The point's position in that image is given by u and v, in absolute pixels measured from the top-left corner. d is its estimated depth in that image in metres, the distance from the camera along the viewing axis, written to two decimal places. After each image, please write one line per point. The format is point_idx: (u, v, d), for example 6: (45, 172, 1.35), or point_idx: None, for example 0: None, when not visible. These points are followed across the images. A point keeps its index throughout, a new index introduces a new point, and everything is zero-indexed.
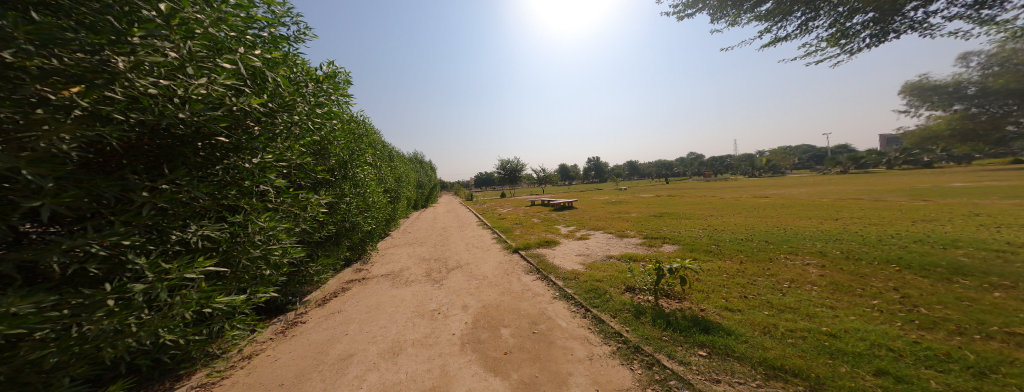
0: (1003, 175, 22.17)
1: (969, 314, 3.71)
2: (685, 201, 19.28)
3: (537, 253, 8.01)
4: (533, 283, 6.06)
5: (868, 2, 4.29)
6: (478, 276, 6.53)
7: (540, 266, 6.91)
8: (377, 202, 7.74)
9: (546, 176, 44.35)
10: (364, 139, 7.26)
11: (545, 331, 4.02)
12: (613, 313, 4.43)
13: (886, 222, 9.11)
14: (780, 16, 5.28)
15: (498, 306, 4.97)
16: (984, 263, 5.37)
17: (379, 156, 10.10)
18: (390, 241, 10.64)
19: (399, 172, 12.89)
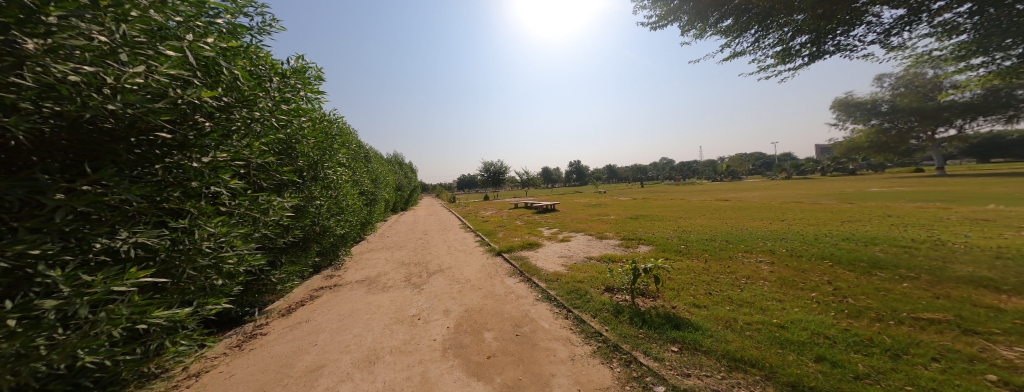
0: (916, 181, 25.67)
1: (941, 292, 3.57)
2: (660, 203, 19.93)
3: (521, 255, 7.44)
4: (515, 284, 5.48)
5: (805, 26, 5.09)
6: (461, 279, 5.90)
7: (523, 267, 6.28)
8: (352, 204, 6.96)
9: (528, 179, 44.44)
10: (337, 140, 6.47)
11: (529, 333, 3.50)
12: (592, 312, 3.90)
13: (818, 220, 9.03)
14: (738, 32, 5.86)
15: (481, 309, 4.37)
16: (891, 252, 5.18)
17: (354, 157, 9.23)
18: (366, 246, 9.75)
19: (376, 173, 11.94)
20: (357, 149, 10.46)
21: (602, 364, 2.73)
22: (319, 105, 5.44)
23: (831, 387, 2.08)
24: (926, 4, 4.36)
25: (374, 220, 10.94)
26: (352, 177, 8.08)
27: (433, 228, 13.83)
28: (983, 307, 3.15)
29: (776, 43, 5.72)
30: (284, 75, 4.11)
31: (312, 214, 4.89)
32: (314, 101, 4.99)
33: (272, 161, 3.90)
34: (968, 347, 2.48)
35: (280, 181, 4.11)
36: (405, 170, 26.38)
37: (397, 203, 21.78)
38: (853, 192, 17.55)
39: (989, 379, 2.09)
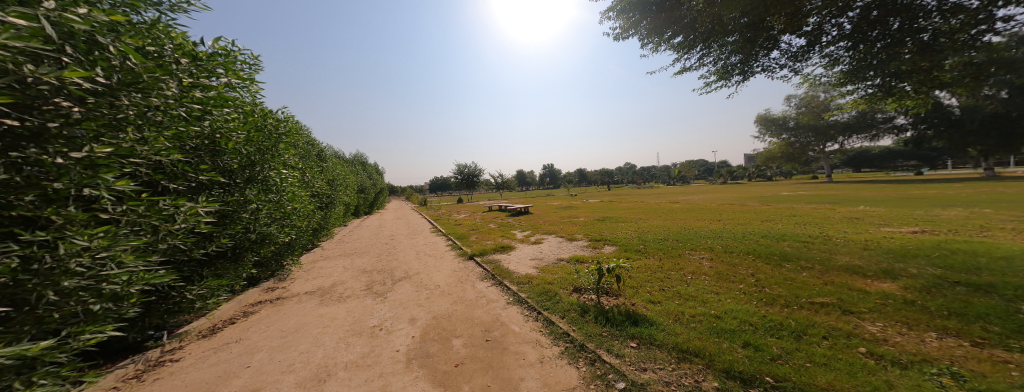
0: (818, 185, 30.87)
1: (838, 278, 4.26)
2: (622, 205, 21.27)
3: (492, 258, 7.29)
4: (485, 288, 5.33)
5: (737, 48, 5.83)
6: (429, 285, 5.59)
7: (495, 271, 6.15)
8: (301, 208, 6.23)
9: (502, 181, 44.50)
10: (283, 136, 5.73)
11: (499, 337, 3.40)
12: (560, 313, 3.94)
13: (748, 220, 10.37)
14: (687, 49, 6.48)
15: (450, 316, 4.17)
16: (801, 245, 6.10)
17: (305, 156, 8.33)
18: (321, 252, 8.84)
19: (333, 174, 10.92)
20: (310, 147, 9.52)
21: (569, 364, 2.73)
22: (253, 95, 4.68)
23: (755, 370, 2.31)
24: (819, 37, 5.24)
25: (330, 225, 10.00)
26: (303, 178, 7.27)
27: (398, 233, 13.12)
28: (859, 288, 3.86)
29: (715, 60, 6.45)
30: (195, 57, 3.34)
31: (247, 221, 4.22)
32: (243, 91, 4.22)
33: (183, 158, 3.15)
34: (847, 325, 2.96)
35: (198, 181, 3.36)
36: (368, 171, 24.68)
37: (359, 206, 20.26)
38: (775, 195, 20.55)
39: (862, 350, 2.50)
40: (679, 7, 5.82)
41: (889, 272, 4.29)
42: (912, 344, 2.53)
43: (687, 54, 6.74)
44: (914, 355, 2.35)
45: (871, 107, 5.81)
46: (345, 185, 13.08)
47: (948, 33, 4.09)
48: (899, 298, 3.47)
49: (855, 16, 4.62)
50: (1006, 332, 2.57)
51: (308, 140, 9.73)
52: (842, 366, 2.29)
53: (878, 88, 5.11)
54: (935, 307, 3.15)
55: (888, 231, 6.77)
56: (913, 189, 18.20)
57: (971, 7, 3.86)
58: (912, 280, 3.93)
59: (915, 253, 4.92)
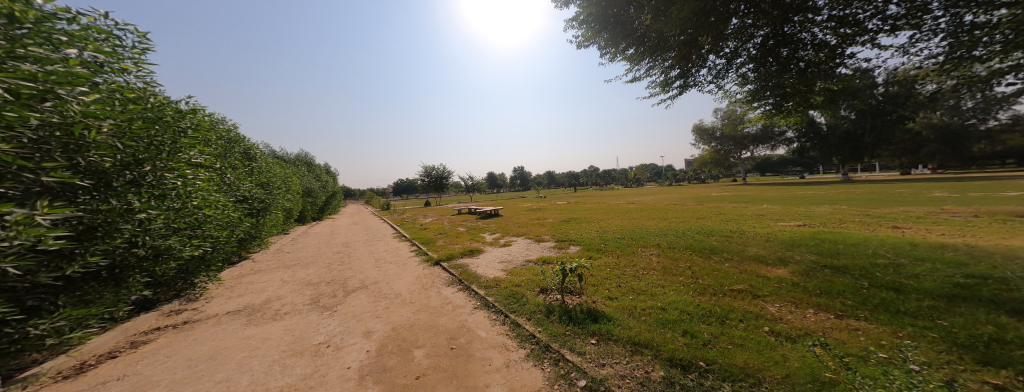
0: (742, 187, 36.21)
1: (753, 267, 4.97)
2: (586, 206, 22.39)
3: (459, 263, 7.01)
4: (452, 294, 5.04)
5: (676, 64, 6.53)
6: (389, 295, 5.04)
7: (462, 275, 5.89)
8: (220, 215, 5.28)
9: (472, 184, 43.77)
10: (184, 130, 4.73)
11: (464, 344, 3.19)
12: (527, 315, 3.91)
13: (688, 218, 11.69)
14: (637, 61, 7.06)
15: (412, 325, 3.75)
16: (725, 239, 7.03)
17: (224, 155, 7.10)
18: (254, 266, 7.66)
19: (268, 176, 9.56)
20: (234, 145, 8.17)
21: (534, 366, 2.69)
22: (137, 78, 3.63)
23: (691, 356, 2.54)
24: (734, 59, 6.12)
25: (263, 234, 8.73)
26: (221, 180, 6.19)
27: (353, 239, 12.06)
28: (765, 274, 4.55)
29: (660, 73, 7.13)
30: (15, 16, 2.25)
31: (132, 233, 3.34)
32: (111, 71, 3.12)
33: (16, 153, 2.14)
34: (756, 308, 3.44)
35: (45, 184, 2.41)
36: (317, 172, 22.22)
37: (306, 211, 18.15)
38: (709, 195, 23.58)
39: (767, 329, 2.92)
40: (632, 20, 6.33)
41: (782, 259, 5.16)
42: (799, 320, 3.04)
43: (637, 66, 7.35)
44: (801, 329, 2.83)
45: (770, 122, 7.00)
46: (285, 188, 11.57)
47: (816, 63, 5.15)
48: (790, 281, 4.17)
49: (756, 43, 5.51)
50: (860, 305, 3.23)
51: (231, 137, 8.33)
52: (753, 345, 2.65)
53: (778, 106, 6.09)
54: (810, 287, 3.85)
55: (782, 225, 8.20)
56: (805, 190, 22.56)
57: (830, 43, 4.90)
58: (797, 265, 4.77)
59: (801, 242, 6.03)
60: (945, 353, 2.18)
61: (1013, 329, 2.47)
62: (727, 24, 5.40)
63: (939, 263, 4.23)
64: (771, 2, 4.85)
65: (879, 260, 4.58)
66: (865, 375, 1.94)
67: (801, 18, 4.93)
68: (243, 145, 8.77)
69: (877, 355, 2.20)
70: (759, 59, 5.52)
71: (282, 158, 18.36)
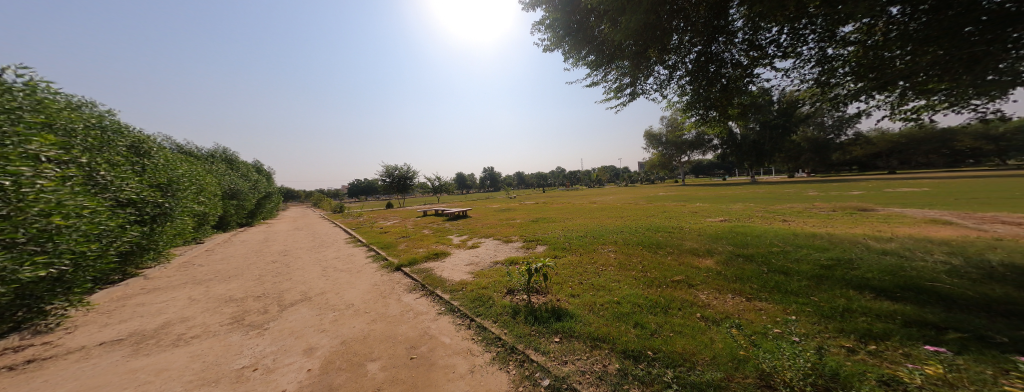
0: (685, 187, 40.86)
1: (693, 258, 5.57)
2: (551, 206, 23.19)
3: (423, 267, 6.66)
4: (413, 300, 4.78)
5: (628, 73, 7.08)
6: (339, 306, 4.61)
7: (425, 280, 5.63)
8: (87, 224, 4.14)
9: (439, 185, 42.58)
10: (13, 112, 3.54)
11: (426, 353, 3.03)
12: (493, 317, 3.87)
13: (639, 216, 12.74)
14: (596, 67, 7.46)
15: (366, 337, 3.46)
16: (669, 235, 7.80)
17: (98, 149, 5.66)
18: (150, 283, 6.29)
19: (171, 176, 7.97)
20: (113, 137, 6.56)
21: (499, 369, 2.67)
22: None
23: (641, 346, 2.74)
24: (674, 72, 6.81)
25: (159, 245, 7.24)
26: (82, 180, 4.90)
27: (292, 247, 10.75)
28: (702, 265, 5.12)
29: (614, 80, 7.63)
30: None
31: None
32: None
33: None
34: (693, 297, 3.85)
35: None
36: (243, 170, 19.17)
37: (228, 216, 15.54)
38: (655, 195, 25.84)
39: (699, 315, 3.29)
40: (592, 28, 6.70)
41: (711, 250, 5.88)
42: (722, 305, 3.48)
43: (595, 72, 7.79)
44: (724, 313, 3.24)
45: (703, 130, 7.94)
46: (195, 189, 9.70)
47: (735, 79, 6.00)
48: (719, 270, 4.75)
49: (691, 59, 6.21)
50: (763, 288, 3.81)
51: (108, 126, 6.67)
52: (688, 331, 2.95)
53: (707, 115, 6.95)
54: (729, 275, 4.44)
55: (711, 221, 9.39)
56: (727, 189, 26.47)
57: (744, 63, 5.72)
58: (720, 255, 5.49)
59: (725, 234, 6.96)
60: (819, 324, 2.69)
61: (857, 300, 3.17)
62: (670, 40, 6.00)
63: (818, 249, 5.23)
64: (702, 21, 5.54)
65: (775, 248, 5.48)
66: (767, 350, 2.28)
67: (724, 38, 5.74)
68: (128, 137, 7.09)
69: (774, 331, 2.62)
70: (693, 73, 6.22)
71: (191, 154, 15.38)
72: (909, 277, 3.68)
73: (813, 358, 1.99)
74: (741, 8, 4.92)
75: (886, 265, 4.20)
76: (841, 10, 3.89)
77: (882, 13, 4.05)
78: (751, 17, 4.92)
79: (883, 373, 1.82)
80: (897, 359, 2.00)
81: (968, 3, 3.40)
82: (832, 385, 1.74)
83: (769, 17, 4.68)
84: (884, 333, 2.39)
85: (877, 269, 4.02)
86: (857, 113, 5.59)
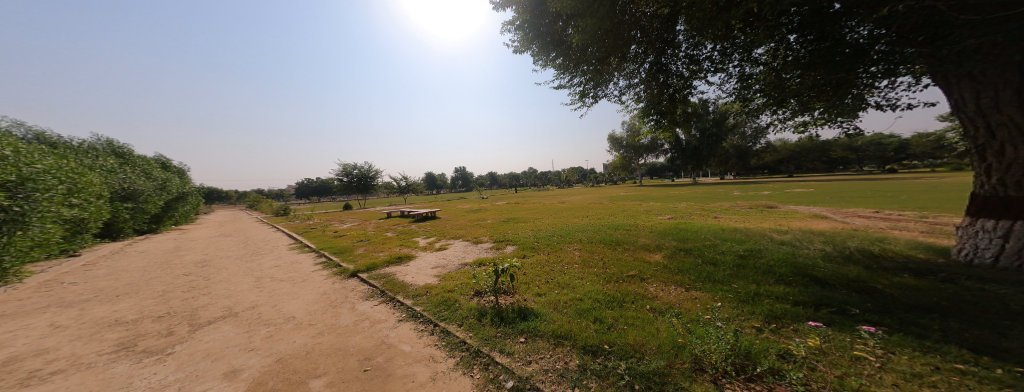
0: (642, 187, 44.27)
1: (646, 254, 6.01)
2: (521, 207, 23.53)
3: (384, 272, 6.29)
4: (370, 308, 4.51)
5: (592, 78, 7.44)
6: (283, 320, 4.15)
7: (386, 286, 5.33)
8: None
9: (404, 185, 40.90)
10: None
11: (382, 363, 2.86)
12: (458, 321, 3.77)
13: (601, 215, 13.48)
14: (563, 70, 7.70)
15: (314, 352, 3.17)
16: (626, 232, 8.34)
17: None
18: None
19: (21, 172, 6.24)
20: None
21: (463, 373, 2.61)
22: None
23: (599, 340, 2.89)
24: (632, 79, 7.31)
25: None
26: None
27: (213, 257, 9.31)
28: (655, 259, 5.53)
29: (580, 84, 7.95)
30: None
31: None
32: None
33: None
34: (645, 290, 4.14)
35: None
36: (144, 167, 16.06)
37: (117, 221, 12.89)
38: (617, 195, 27.63)
39: (649, 307, 3.56)
40: (560, 32, 6.92)
41: (662, 245, 6.39)
42: (669, 296, 3.81)
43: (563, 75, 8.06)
44: (670, 303, 3.56)
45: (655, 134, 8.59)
46: (62, 189, 7.76)
47: (680, 90, 6.64)
48: (668, 263, 5.18)
49: (645, 68, 6.73)
50: (698, 278, 4.27)
51: None
52: (638, 323, 3.19)
53: (657, 121, 7.60)
54: (674, 268, 4.87)
55: (662, 218, 10.24)
56: (676, 190, 29.33)
57: (687, 76, 6.34)
58: (667, 250, 6.00)
59: (673, 231, 7.63)
60: (738, 308, 3.11)
61: (771, 285, 3.69)
62: (627, 49, 6.40)
63: (744, 241, 5.97)
64: (655, 34, 6.01)
65: (711, 242, 6.13)
66: (699, 336, 2.54)
67: (671, 51, 6.29)
68: None
69: (705, 317, 2.95)
70: (647, 82, 6.75)
71: (58, 145, 12.31)
72: (813, 263, 4.38)
73: (735, 338, 2.31)
74: (683, 26, 5.43)
75: (796, 254, 4.94)
76: (752, 35, 4.55)
77: (783, 42, 4.80)
78: (692, 34, 5.46)
79: (780, 348, 2.24)
80: (790, 335, 2.46)
81: (838, 38, 4.17)
82: (746, 363, 2.07)
83: (701, 35, 5.25)
84: (791, 315, 2.83)
85: (793, 257, 4.70)
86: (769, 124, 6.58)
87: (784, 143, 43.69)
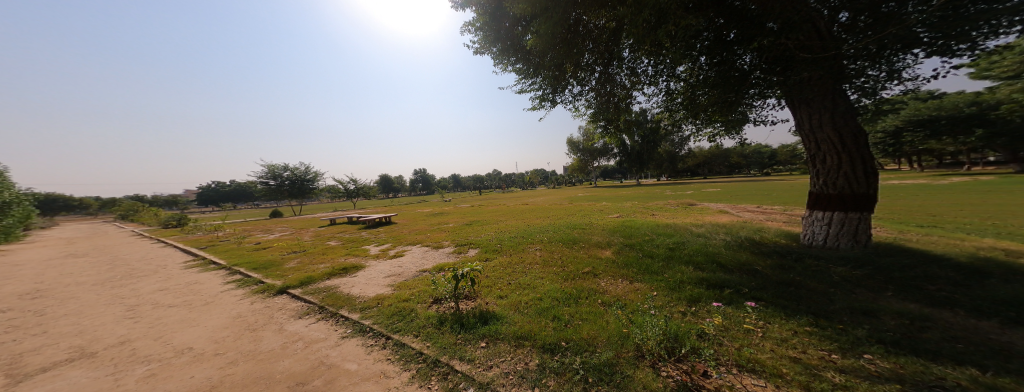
0: (594, 189, 47.30)
1: (597, 251, 6.40)
2: (486, 209, 23.32)
3: (323, 286, 5.66)
4: (303, 327, 3.98)
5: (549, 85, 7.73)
6: (188, 352, 3.44)
7: (326, 301, 4.80)
8: None
9: (352, 189, 37.71)
10: None
11: (322, 387, 2.56)
12: (414, 332, 3.57)
13: (559, 216, 14.03)
14: (523, 75, 7.84)
15: (228, 385, 2.68)
16: (581, 231, 8.79)
17: None
18: None
19: None
20: None
21: (419, 387, 2.46)
22: None
23: (557, 338, 2.99)
24: (585, 87, 7.79)
25: None
26: None
27: (55, 286, 7.12)
28: (606, 256, 5.91)
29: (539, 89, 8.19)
30: None
31: None
32: None
33: None
34: (597, 286, 4.38)
35: None
36: None
37: None
38: (576, 196, 29.04)
39: (601, 301, 3.79)
40: (519, 37, 7.08)
41: (612, 242, 6.87)
42: (617, 289, 4.13)
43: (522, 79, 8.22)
44: (618, 296, 3.85)
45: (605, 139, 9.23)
46: None
47: (623, 99, 7.27)
48: (617, 259, 5.58)
49: (596, 77, 7.22)
50: (640, 271, 4.69)
51: None
52: (590, 317, 3.39)
53: (606, 127, 8.20)
54: (621, 262, 5.28)
55: (612, 217, 11.06)
56: (624, 191, 32.07)
57: (629, 87, 7.01)
58: (615, 247, 6.46)
59: (621, 228, 8.28)
60: (668, 296, 3.50)
61: (699, 273, 4.21)
62: (582, 57, 6.78)
63: (678, 235, 6.72)
64: (604, 46, 6.52)
65: (649, 238, 6.76)
66: (639, 325, 2.80)
67: (617, 63, 6.86)
68: None
69: (642, 306, 3.27)
70: (598, 90, 7.27)
71: None
72: (729, 252, 5.11)
73: (667, 323, 2.61)
74: (627, 41, 5.96)
75: (717, 244, 5.72)
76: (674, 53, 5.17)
77: (696, 64, 5.56)
78: (633, 49, 6.03)
79: (698, 328, 2.61)
80: (704, 316, 2.89)
81: (728, 66, 5.00)
82: (675, 345, 2.33)
83: (639, 50, 5.81)
84: (712, 298, 3.30)
85: (718, 247, 5.44)
86: (692, 133, 7.58)
87: (708, 150, 50.95)
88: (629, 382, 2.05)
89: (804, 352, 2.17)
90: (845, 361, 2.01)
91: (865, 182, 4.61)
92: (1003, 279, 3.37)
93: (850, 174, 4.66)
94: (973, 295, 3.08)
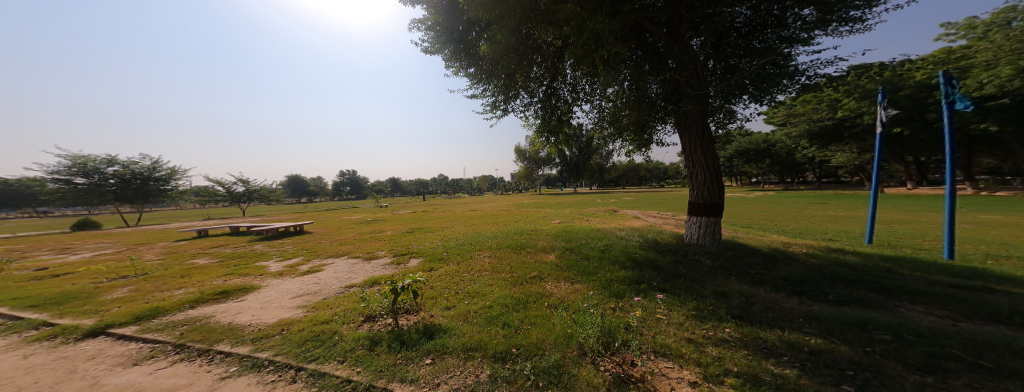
0: (532, 196, 49.15)
1: (536, 257, 6.62)
2: (434, 215, 22.13)
3: (180, 319, 4.33)
4: (143, 376, 2.88)
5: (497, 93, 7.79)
6: None
7: (198, 335, 3.75)
8: None
9: (249, 193, 31.40)
10: None
11: None
12: (340, 357, 3.11)
13: (501, 222, 14.21)
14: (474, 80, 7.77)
15: None
16: (529, 236, 8.99)
17: None
18: None
19: None
20: None
21: None
22: None
23: (506, 346, 2.95)
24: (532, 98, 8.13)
25: None
26: None
27: None
28: (550, 261, 6.13)
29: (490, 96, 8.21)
30: None
31: None
32: None
33: None
34: (541, 289, 4.53)
35: None
36: None
37: None
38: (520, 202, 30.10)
39: (547, 305, 3.91)
40: (472, 42, 7.05)
41: (555, 248, 7.18)
42: (558, 292, 4.33)
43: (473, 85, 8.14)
44: (562, 298, 4.03)
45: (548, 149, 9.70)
46: None
47: (563, 112, 7.83)
48: (557, 263, 5.85)
49: (542, 90, 7.63)
50: (579, 272, 5.04)
51: None
52: (537, 320, 3.47)
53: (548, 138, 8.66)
54: (564, 266, 5.57)
55: (556, 222, 11.66)
56: (556, 198, 34.43)
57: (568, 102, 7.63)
58: (559, 251, 6.81)
59: (560, 233, 8.77)
60: (601, 294, 3.82)
61: (620, 271, 4.68)
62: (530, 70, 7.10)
63: (605, 239, 7.41)
64: (551, 61, 7.00)
65: (579, 243, 7.25)
66: (579, 324, 2.96)
67: (561, 79, 7.41)
68: None
69: (583, 306, 3.48)
70: (544, 101, 7.67)
71: None
72: (646, 252, 5.83)
73: (603, 320, 2.82)
74: (569, 60, 6.55)
75: (632, 246, 6.49)
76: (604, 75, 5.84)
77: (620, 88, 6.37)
78: (574, 68, 6.64)
79: (625, 322, 2.89)
80: (628, 310, 3.24)
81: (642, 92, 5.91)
82: (609, 340, 2.54)
83: (579, 70, 6.41)
84: (634, 293, 3.72)
85: (642, 248, 6.16)
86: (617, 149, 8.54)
87: (626, 163, 59.09)
88: (574, 382, 2.12)
89: (692, 332, 2.60)
90: (716, 335, 2.49)
91: (717, 193, 5.85)
92: (785, 263, 4.83)
93: (708, 186, 5.83)
94: (771, 274, 4.26)
